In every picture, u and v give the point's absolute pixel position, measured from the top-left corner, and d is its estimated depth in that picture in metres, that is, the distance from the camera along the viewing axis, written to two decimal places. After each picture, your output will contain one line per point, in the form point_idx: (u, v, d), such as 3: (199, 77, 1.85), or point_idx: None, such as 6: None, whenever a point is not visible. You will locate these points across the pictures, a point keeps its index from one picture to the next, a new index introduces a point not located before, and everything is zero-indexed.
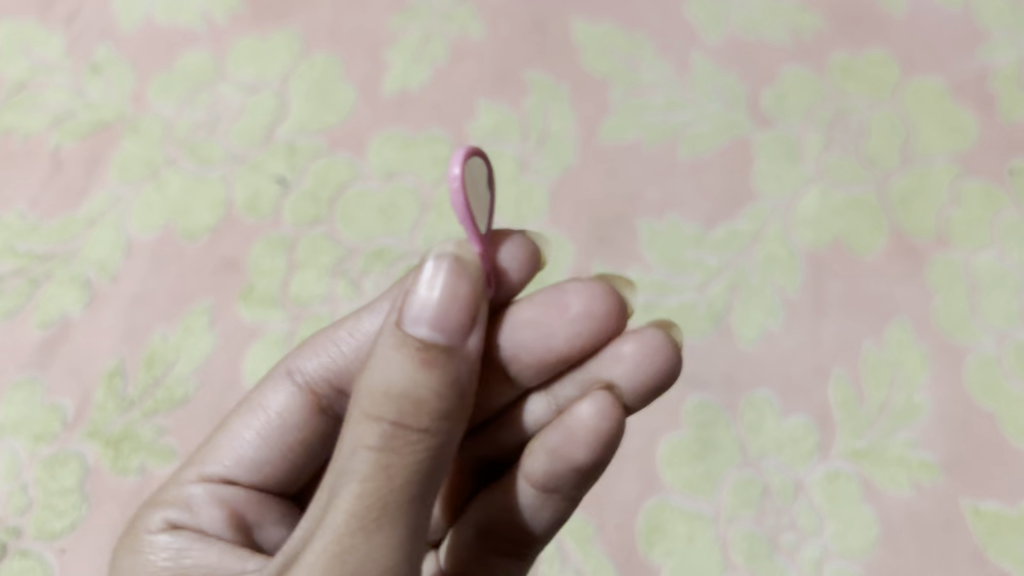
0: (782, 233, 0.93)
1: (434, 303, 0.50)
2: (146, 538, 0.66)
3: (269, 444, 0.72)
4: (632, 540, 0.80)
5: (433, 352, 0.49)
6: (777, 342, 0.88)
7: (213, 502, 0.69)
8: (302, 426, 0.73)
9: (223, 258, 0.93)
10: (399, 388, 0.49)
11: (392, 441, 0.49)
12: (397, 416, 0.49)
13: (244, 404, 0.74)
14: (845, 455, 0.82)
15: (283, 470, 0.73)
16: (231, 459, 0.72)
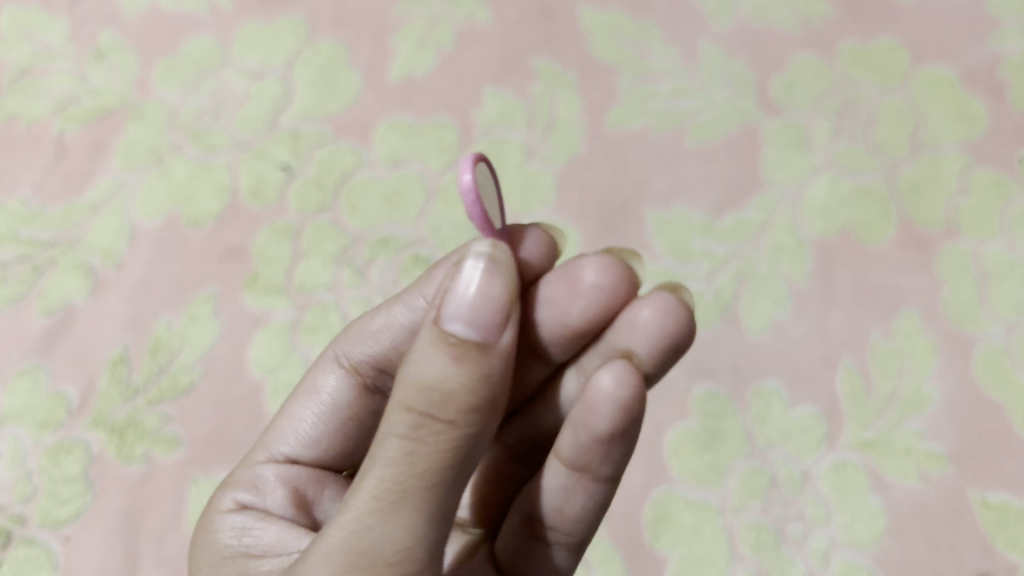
0: (790, 222, 0.92)
1: (470, 300, 0.47)
2: (217, 518, 0.65)
3: (326, 425, 0.72)
4: (638, 530, 0.79)
5: (465, 348, 0.47)
6: (784, 332, 0.87)
7: (285, 485, 0.68)
8: (354, 409, 0.72)
9: (228, 245, 0.93)
10: (429, 381, 0.47)
11: (419, 434, 0.47)
12: (424, 408, 0.47)
13: (299, 388, 0.74)
14: (853, 446, 0.82)
15: (342, 448, 0.73)
16: (295, 439, 0.72)
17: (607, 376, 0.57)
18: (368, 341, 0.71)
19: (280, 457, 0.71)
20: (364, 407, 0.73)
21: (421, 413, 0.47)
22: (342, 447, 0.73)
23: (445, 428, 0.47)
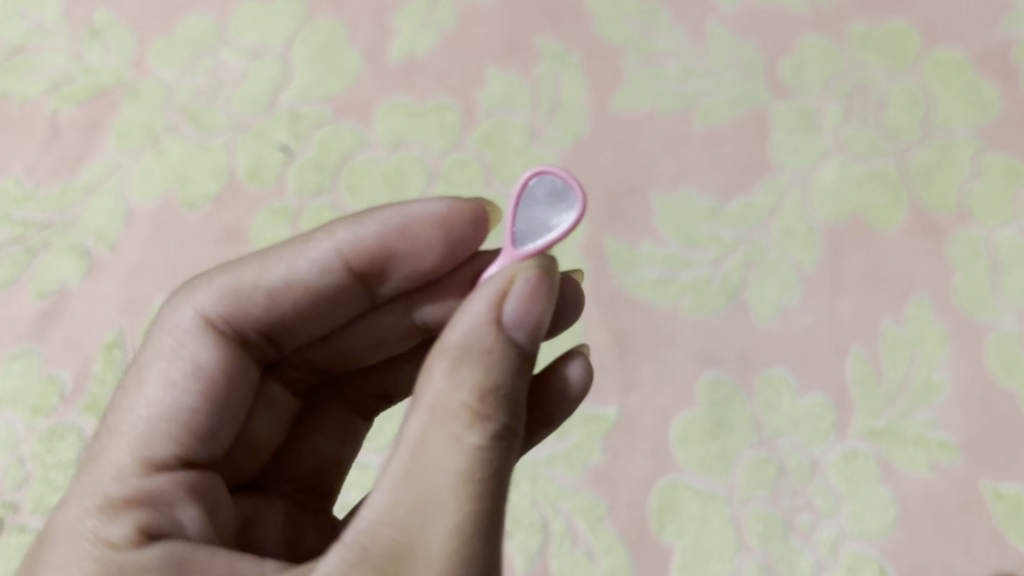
0: (800, 207, 0.90)
1: (530, 308, 0.50)
2: (119, 557, 0.53)
3: (206, 403, 0.63)
4: (643, 520, 0.78)
5: (523, 356, 0.50)
6: (793, 318, 0.86)
7: (179, 487, 0.59)
8: (223, 383, 0.65)
9: (226, 228, 0.91)
10: (501, 389, 0.48)
11: (496, 442, 0.47)
12: (498, 415, 0.48)
13: (154, 365, 0.63)
14: (863, 435, 0.80)
15: (215, 435, 0.64)
16: (158, 423, 0.61)
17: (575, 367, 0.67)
18: (245, 300, 0.65)
19: (162, 454, 0.61)
20: (231, 381, 0.65)
21: (499, 421, 0.48)
22: (209, 436, 0.63)
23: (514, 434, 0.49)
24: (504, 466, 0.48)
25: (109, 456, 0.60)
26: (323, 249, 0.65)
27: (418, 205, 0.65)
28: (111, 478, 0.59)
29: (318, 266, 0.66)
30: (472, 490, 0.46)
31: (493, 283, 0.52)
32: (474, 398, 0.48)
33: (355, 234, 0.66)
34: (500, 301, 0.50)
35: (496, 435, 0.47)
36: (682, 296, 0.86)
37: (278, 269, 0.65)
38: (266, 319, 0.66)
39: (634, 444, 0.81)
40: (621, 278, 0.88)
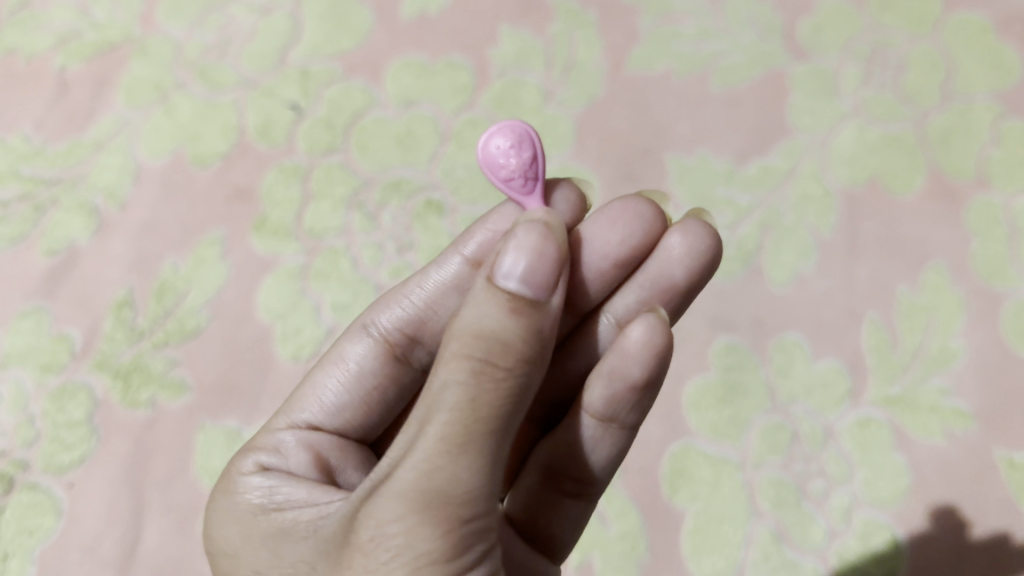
0: (817, 171, 0.89)
1: (529, 262, 0.48)
2: (239, 480, 0.59)
3: (354, 394, 0.66)
4: (656, 484, 0.77)
5: (525, 305, 0.47)
6: (808, 284, 0.85)
7: (303, 445, 0.62)
8: (380, 378, 0.66)
9: (236, 186, 0.90)
10: (492, 333, 0.46)
11: (479, 385, 0.46)
12: (484, 355, 0.46)
13: (324, 357, 0.68)
14: (877, 402, 0.80)
15: (356, 421, 0.66)
16: (321, 405, 0.65)
17: (636, 331, 0.57)
18: (407, 305, 0.67)
19: (301, 424, 0.64)
20: (385, 377, 0.66)
21: (481, 361, 0.46)
22: (360, 421, 0.66)
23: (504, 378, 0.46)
24: (488, 404, 0.45)
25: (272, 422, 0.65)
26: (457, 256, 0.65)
27: (507, 208, 0.63)
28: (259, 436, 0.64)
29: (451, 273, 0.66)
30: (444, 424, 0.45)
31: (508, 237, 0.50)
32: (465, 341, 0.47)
33: (477, 243, 0.64)
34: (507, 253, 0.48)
35: (477, 377, 0.46)
36: None
37: (429, 276, 0.66)
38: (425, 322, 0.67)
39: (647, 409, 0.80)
40: None
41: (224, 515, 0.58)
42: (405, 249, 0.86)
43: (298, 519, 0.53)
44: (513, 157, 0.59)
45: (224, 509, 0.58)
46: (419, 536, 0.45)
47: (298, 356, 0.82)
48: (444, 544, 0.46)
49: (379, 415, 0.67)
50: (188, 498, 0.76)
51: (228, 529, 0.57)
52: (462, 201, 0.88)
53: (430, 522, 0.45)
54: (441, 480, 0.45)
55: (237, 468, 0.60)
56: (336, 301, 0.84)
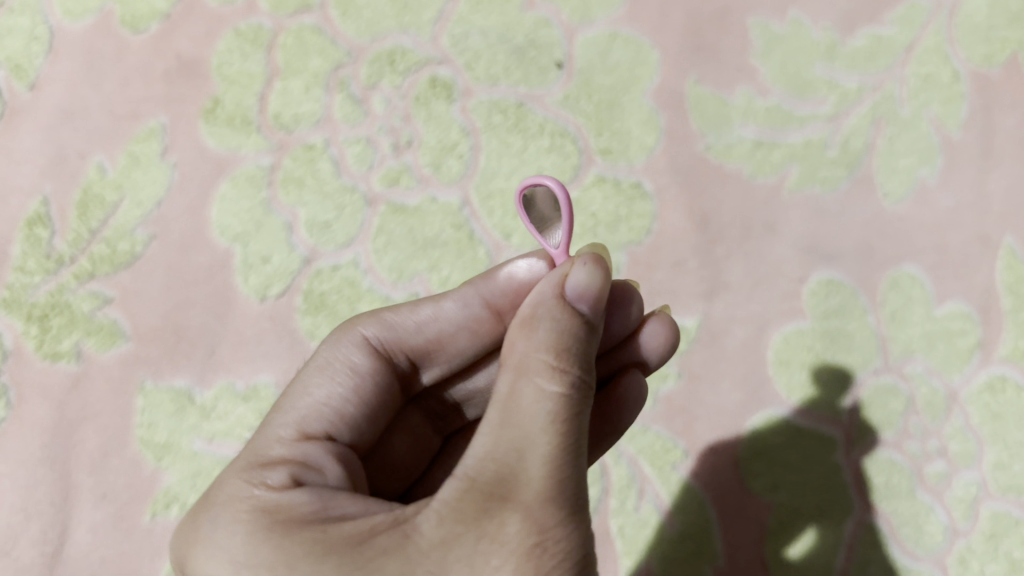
0: (942, 45, 0.67)
1: (599, 281, 0.40)
2: (268, 497, 0.40)
3: (365, 411, 0.47)
4: (726, 466, 0.60)
5: (594, 327, 0.39)
6: (929, 198, 0.65)
7: (333, 457, 0.44)
8: (388, 399, 0.49)
9: (178, 58, 0.67)
10: (577, 347, 0.38)
11: (582, 395, 0.36)
12: (579, 369, 0.37)
13: (303, 368, 0.48)
14: (1013, 359, 0.61)
15: (369, 434, 0.48)
16: (330, 411, 0.46)
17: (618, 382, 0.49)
18: (420, 326, 0.49)
19: (318, 434, 0.45)
20: (391, 401, 0.49)
21: (578, 375, 0.37)
22: (366, 438, 0.48)
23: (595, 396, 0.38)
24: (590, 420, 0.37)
25: (265, 433, 0.45)
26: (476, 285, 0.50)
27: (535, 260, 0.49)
28: (259, 450, 0.44)
29: (473, 299, 0.49)
30: (562, 439, 0.35)
31: (550, 274, 0.41)
32: (552, 352, 0.37)
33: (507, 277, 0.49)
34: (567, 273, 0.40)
35: (581, 391, 0.37)
36: (788, 165, 0.65)
37: (445, 304, 0.50)
38: (441, 350, 0.50)
39: (720, 367, 0.61)
40: (708, 138, 0.66)
41: (245, 542, 0.38)
42: (403, 146, 0.66)
43: (373, 533, 0.36)
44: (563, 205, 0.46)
45: (254, 531, 0.38)
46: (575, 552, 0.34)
47: (265, 295, 0.63)
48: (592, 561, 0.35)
49: (375, 439, 0.49)
50: (126, 483, 0.59)
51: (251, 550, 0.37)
52: (477, 80, 0.67)
53: (578, 539, 0.34)
54: (574, 495, 0.35)
55: (258, 481, 0.41)
56: (313, 217, 0.64)
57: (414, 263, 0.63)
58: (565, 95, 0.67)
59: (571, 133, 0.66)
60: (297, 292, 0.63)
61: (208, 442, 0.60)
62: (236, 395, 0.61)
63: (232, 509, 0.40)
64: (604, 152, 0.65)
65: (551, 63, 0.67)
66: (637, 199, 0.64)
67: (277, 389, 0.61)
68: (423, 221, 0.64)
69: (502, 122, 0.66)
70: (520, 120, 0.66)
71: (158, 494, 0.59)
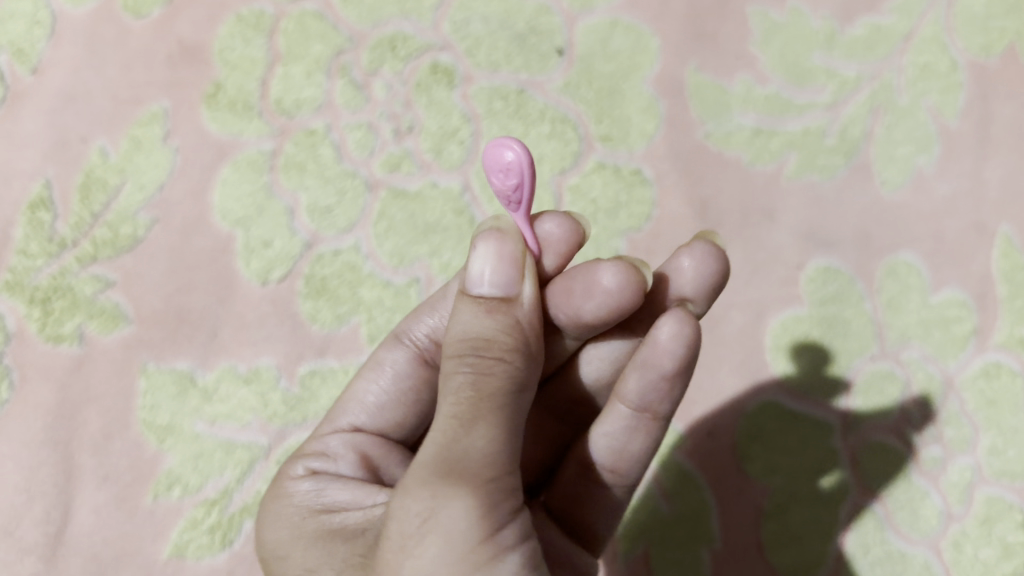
0: (940, 34, 0.68)
1: (492, 261, 0.40)
2: (289, 485, 0.46)
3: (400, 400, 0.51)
4: (724, 451, 0.60)
5: (499, 302, 0.39)
6: (927, 186, 0.65)
7: (350, 449, 0.48)
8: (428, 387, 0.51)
9: (180, 43, 0.67)
10: (473, 328, 0.38)
11: (474, 374, 0.37)
12: (472, 349, 0.37)
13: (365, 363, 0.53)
14: (1008, 345, 0.62)
15: (410, 425, 0.51)
16: (364, 408, 0.50)
17: (659, 332, 0.44)
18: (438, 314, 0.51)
19: (344, 427, 0.50)
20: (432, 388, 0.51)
21: (471, 353, 0.37)
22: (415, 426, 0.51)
23: (502, 369, 0.37)
24: (489, 391, 0.36)
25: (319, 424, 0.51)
26: None
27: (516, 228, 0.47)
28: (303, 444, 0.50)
29: None
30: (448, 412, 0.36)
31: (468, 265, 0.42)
32: (451, 340, 0.38)
33: None
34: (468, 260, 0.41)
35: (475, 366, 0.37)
36: (787, 153, 0.66)
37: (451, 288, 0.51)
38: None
39: (718, 352, 0.62)
40: (708, 126, 0.66)
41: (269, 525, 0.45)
42: (404, 132, 0.66)
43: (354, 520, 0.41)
44: (500, 180, 0.43)
45: (272, 518, 0.44)
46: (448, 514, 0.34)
47: (267, 278, 0.63)
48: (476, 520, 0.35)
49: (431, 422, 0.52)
50: (128, 464, 0.59)
51: (276, 535, 0.44)
52: (478, 66, 0.67)
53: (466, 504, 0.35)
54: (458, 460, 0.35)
55: (287, 470, 0.47)
56: (314, 202, 0.64)
57: (416, 248, 0.64)
58: (565, 82, 0.67)
59: (571, 120, 0.66)
60: (298, 276, 0.63)
61: (210, 425, 0.60)
62: (237, 378, 0.61)
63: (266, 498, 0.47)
64: (605, 139, 0.66)
65: (552, 50, 0.68)
66: (637, 186, 0.65)
67: (280, 372, 0.61)
68: (424, 207, 0.64)
69: (503, 108, 0.66)
70: (521, 106, 0.66)
71: (160, 475, 0.59)
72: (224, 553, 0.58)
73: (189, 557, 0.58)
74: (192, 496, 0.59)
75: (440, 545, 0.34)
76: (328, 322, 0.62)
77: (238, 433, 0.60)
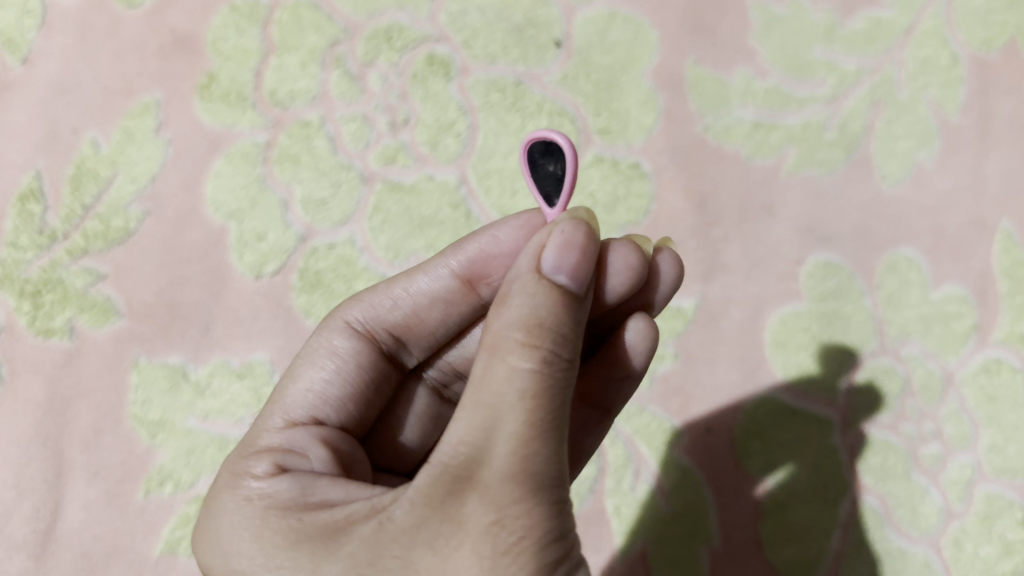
0: (941, 28, 0.67)
1: (572, 251, 0.37)
2: (248, 486, 0.40)
3: (355, 392, 0.47)
4: (720, 448, 0.60)
5: (576, 296, 0.36)
6: (927, 181, 0.65)
7: (317, 441, 0.44)
8: (377, 379, 0.48)
9: (173, 33, 0.67)
10: (553, 321, 0.35)
11: (555, 373, 0.34)
12: (552, 343, 0.34)
13: (298, 354, 0.49)
14: (1009, 341, 0.61)
15: (361, 416, 0.48)
16: (317, 398, 0.46)
17: (626, 333, 0.47)
18: (395, 304, 0.49)
19: (305, 421, 0.45)
20: (381, 379, 0.49)
21: (550, 347, 0.34)
22: (363, 420, 0.48)
23: (572, 371, 0.35)
24: (566, 397, 0.34)
25: (258, 421, 0.46)
26: (445, 267, 0.48)
27: (506, 227, 0.48)
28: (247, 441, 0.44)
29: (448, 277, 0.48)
30: (529, 416, 0.33)
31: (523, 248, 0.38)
32: (524, 328, 0.34)
33: (478, 250, 0.48)
34: (533, 251, 0.37)
35: (551, 364, 0.34)
36: (787, 147, 0.65)
37: (417, 280, 0.49)
38: (420, 326, 0.49)
39: (717, 347, 0.61)
40: (708, 119, 0.65)
41: (231, 538, 0.38)
42: (400, 124, 0.65)
43: (343, 522, 0.36)
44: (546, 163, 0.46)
45: (237, 526, 0.38)
46: (538, 528, 0.33)
47: (260, 272, 0.62)
48: (553, 532, 0.33)
49: (373, 415, 0.49)
50: (120, 460, 0.59)
51: (249, 547, 0.37)
52: (474, 58, 0.66)
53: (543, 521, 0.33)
54: (541, 473, 0.33)
55: (244, 472, 0.41)
56: (309, 194, 0.64)
57: (411, 242, 0.63)
58: (563, 74, 0.66)
59: (569, 113, 0.65)
60: (292, 270, 0.62)
61: (202, 420, 0.59)
62: (230, 373, 0.60)
63: (218, 500, 0.41)
64: (602, 132, 0.65)
65: (549, 42, 0.67)
66: (635, 180, 0.64)
67: (273, 367, 0.61)
68: (419, 200, 0.64)
69: (500, 101, 0.66)
70: (518, 98, 0.66)
71: (152, 471, 0.59)
72: None
73: (181, 554, 0.57)
74: (185, 492, 0.58)
75: (533, 562, 0.32)
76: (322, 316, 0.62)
77: (231, 429, 0.59)
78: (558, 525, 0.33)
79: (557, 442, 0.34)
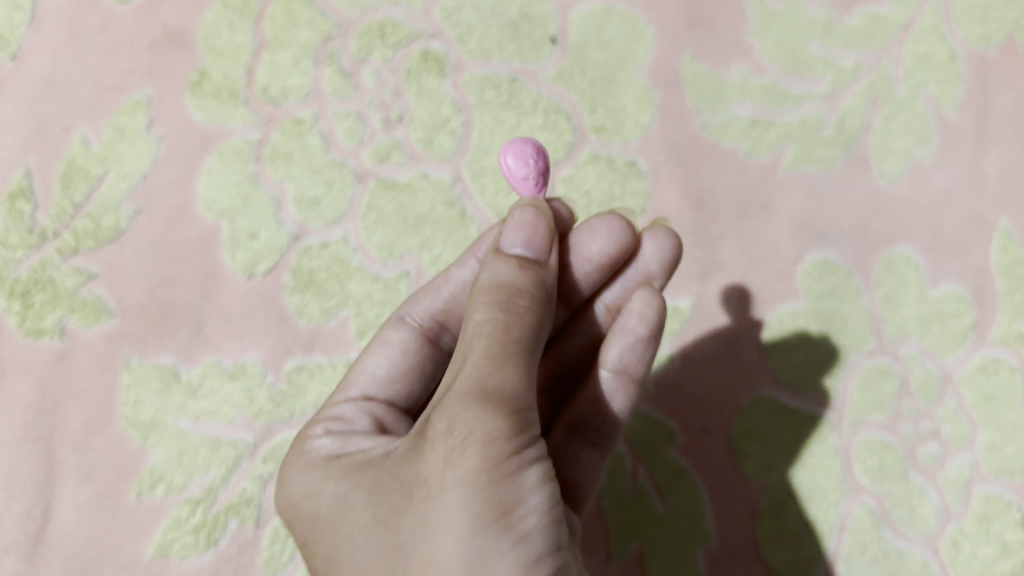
0: (940, 24, 0.67)
1: (525, 228, 0.42)
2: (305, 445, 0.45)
3: (405, 373, 0.50)
4: (717, 450, 0.59)
5: (534, 261, 0.41)
6: (925, 178, 0.64)
7: (365, 414, 0.47)
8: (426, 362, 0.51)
9: (164, 29, 0.66)
10: (509, 280, 0.40)
11: (508, 314, 0.38)
12: (507, 294, 0.39)
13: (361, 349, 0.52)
14: (1007, 340, 0.61)
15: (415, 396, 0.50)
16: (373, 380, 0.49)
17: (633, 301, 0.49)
18: (438, 293, 0.52)
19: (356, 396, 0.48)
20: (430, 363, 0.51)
21: (505, 296, 0.39)
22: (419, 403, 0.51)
23: (529, 314, 0.39)
24: (522, 333, 0.38)
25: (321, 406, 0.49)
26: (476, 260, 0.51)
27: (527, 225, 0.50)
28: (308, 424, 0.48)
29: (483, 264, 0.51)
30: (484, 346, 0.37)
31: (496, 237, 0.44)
32: (485, 291, 0.40)
33: None
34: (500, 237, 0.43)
35: (506, 307, 0.39)
36: (784, 144, 0.64)
37: (453, 271, 0.52)
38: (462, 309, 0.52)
39: (713, 347, 0.61)
40: (705, 116, 0.65)
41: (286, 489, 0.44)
42: (394, 121, 0.64)
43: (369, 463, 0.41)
44: (531, 162, 0.51)
45: (289, 478, 0.44)
46: (489, 425, 0.35)
47: (253, 271, 0.62)
48: (510, 432, 0.35)
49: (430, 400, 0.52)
50: (111, 461, 0.58)
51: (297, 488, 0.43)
52: (469, 54, 0.66)
53: (500, 422, 0.35)
54: (499, 387, 0.36)
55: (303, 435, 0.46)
56: (302, 192, 0.63)
57: (406, 241, 0.62)
58: (559, 71, 0.66)
59: (565, 110, 0.65)
60: (285, 269, 0.62)
61: (195, 421, 0.59)
62: (223, 373, 0.60)
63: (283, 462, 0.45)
64: (599, 129, 0.64)
65: (545, 38, 0.66)
66: (632, 177, 0.64)
67: (266, 368, 0.60)
68: (414, 198, 0.63)
69: (495, 98, 0.65)
70: (513, 95, 0.65)
71: (144, 472, 0.58)
72: (209, 553, 0.57)
73: (173, 556, 0.57)
74: (177, 494, 0.58)
75: (485, 453, 0.34)
76: (316, 316, 0.61)
77: (223, 431, 0.59)
78: (516, 429, 0.35)
79: (513, 364, 0.37)
